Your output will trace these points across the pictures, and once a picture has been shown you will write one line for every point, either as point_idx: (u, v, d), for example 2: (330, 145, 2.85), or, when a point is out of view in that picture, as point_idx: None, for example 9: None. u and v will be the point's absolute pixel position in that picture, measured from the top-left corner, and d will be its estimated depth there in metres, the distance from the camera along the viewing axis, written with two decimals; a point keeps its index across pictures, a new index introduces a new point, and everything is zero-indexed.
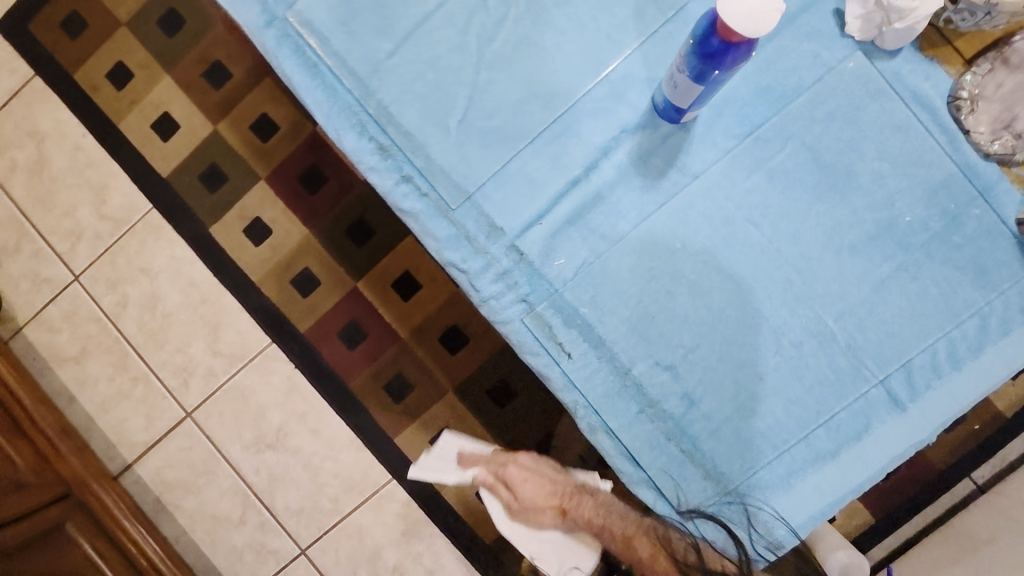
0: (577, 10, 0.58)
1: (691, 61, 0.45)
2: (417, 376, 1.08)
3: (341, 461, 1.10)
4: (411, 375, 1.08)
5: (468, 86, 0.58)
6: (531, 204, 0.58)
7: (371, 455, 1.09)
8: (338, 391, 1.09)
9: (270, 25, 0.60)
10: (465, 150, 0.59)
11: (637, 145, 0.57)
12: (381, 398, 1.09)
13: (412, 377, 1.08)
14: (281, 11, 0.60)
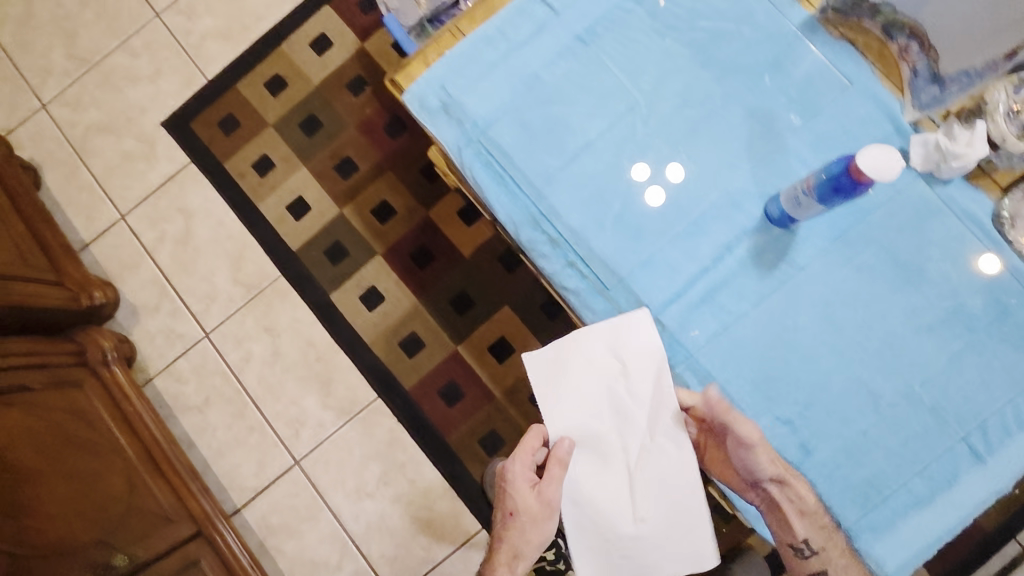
0: (703, 143, 0.77)
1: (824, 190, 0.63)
2: (511, 433, 1.20)
3: (438, 511, 1.19)
4: (505, 431, 1.20)
5: (621, 194, 0.76)
6: (672, 286, 0.74)
7: (466, 506, 1.18)
8: (439, 446, 1.20)
9: (468, 146, 0.79)
10: (619, 242, 0.75)
11: (754, 244, 0.74)
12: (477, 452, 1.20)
13: (504, 433, 1.20)
14: (476, 135, 0.79)
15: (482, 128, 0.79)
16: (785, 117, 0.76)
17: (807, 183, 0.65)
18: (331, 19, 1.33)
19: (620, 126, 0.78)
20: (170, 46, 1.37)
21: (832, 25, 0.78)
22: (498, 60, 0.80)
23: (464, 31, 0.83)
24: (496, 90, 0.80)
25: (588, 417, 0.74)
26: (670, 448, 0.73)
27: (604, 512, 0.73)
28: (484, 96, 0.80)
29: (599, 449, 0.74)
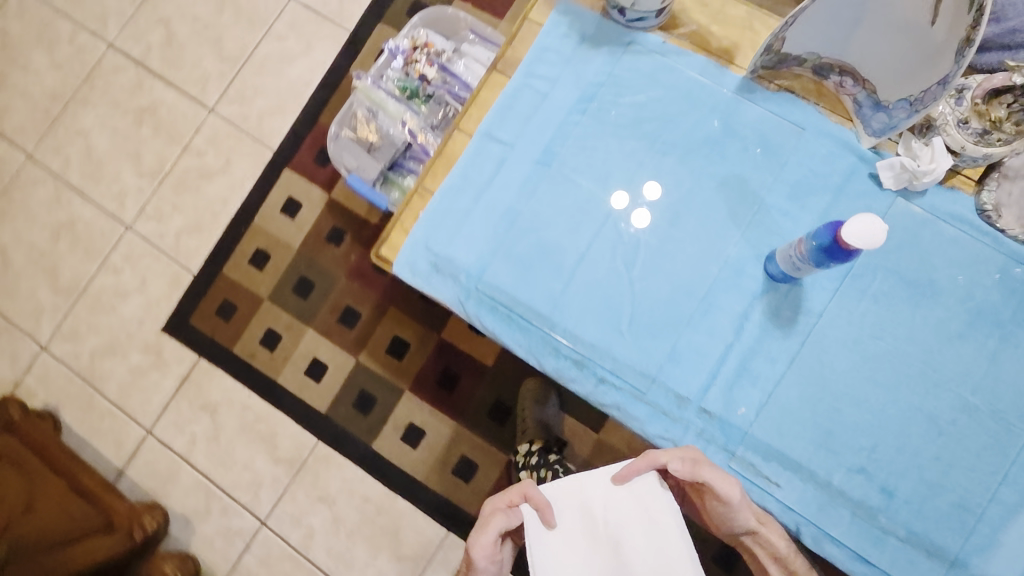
0: (689, 223, 0.80)
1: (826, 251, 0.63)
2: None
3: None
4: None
5: (627, 297, 0.78)
6: (704, 371, 0.76)
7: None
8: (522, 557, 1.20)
9: (469, 297, 0.81)
10: (640, 343, 0.77)
11: (768, 304, 0.76)
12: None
13: None
14: (473, 284, 0.81)
15: (477, 275, 0.81)
16: (755, 178, 0.80)
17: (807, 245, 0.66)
18: (293, 182, 1.38)
19: (605, 232, 0.80)
20: (148, 252, 1.40)
21: (766, 80, 0.81)
22: (470, 209, 0.83)
23: (430, 186, 0.85)
24: (477, 235, 0.82)
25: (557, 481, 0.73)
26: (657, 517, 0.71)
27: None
28: (468, 245, 0.82)
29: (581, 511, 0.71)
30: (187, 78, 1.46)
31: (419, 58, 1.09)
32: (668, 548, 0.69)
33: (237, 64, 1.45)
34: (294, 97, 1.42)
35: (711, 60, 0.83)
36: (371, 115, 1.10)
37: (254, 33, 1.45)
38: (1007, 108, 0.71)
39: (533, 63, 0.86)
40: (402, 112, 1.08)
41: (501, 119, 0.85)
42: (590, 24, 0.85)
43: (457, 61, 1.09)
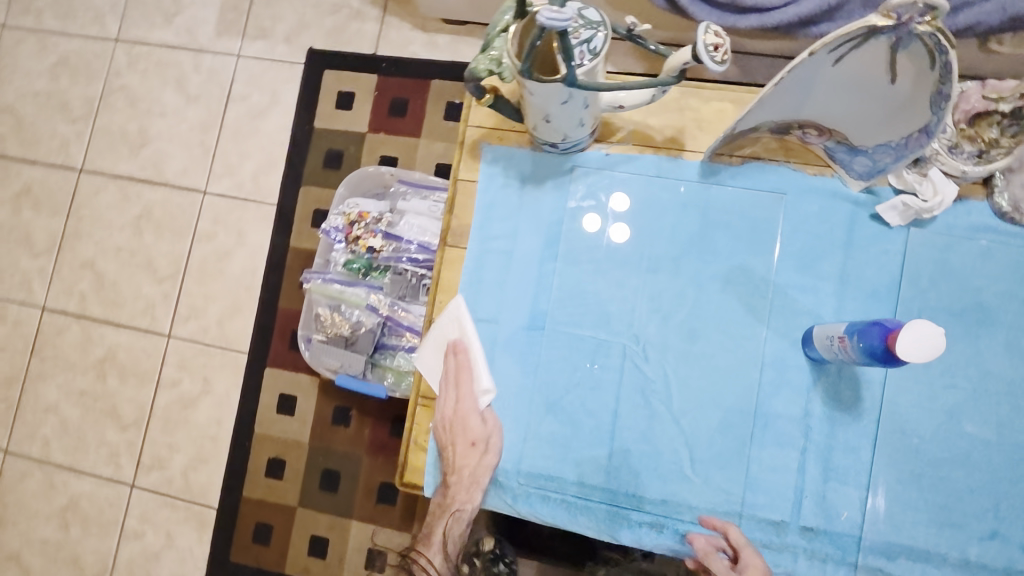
0: (710, 335, 0.73)
1: (874, 355, 0.57)
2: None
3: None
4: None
5: (680, 439, 0.72)
6: (789, 487, 0.69)
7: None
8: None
9: (515, 495, 0.74)
10: (713, 481, 0.71)
11: (824, 392, 0.70)
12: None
13: None
14: (515, 481, 0.75)
15: (516, 470, 0.75)
16: (759, 261, 0.73)
17: (854, 348, 0.60)
18: (278, 378, 1.30)
19: (628, 377, 0.74)
20: (162, 504, 1.32)
21: (726, 156, 0.75)
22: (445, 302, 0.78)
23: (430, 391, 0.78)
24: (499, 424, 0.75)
25: (466, 328, 0.76)
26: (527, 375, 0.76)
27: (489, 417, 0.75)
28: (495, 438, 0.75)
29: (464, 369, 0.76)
30: (133, 312, 1.39)
31: (360, 232, 1.03)
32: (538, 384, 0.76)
33: (177, 279, 1.39)
34: (246, 290, 1.35)
35: (662, 155, 0.77)
36: (334, 307, 1.02)
37: (182, 241, 1.40)
38: (994, 128, 0.70)
39: (483, 226, 0.79)
40: (364, 295, 1.01)
41: (474, 295, 0.78)
42: (525, 163, 0.80)
43: (399, 221, 1.02)
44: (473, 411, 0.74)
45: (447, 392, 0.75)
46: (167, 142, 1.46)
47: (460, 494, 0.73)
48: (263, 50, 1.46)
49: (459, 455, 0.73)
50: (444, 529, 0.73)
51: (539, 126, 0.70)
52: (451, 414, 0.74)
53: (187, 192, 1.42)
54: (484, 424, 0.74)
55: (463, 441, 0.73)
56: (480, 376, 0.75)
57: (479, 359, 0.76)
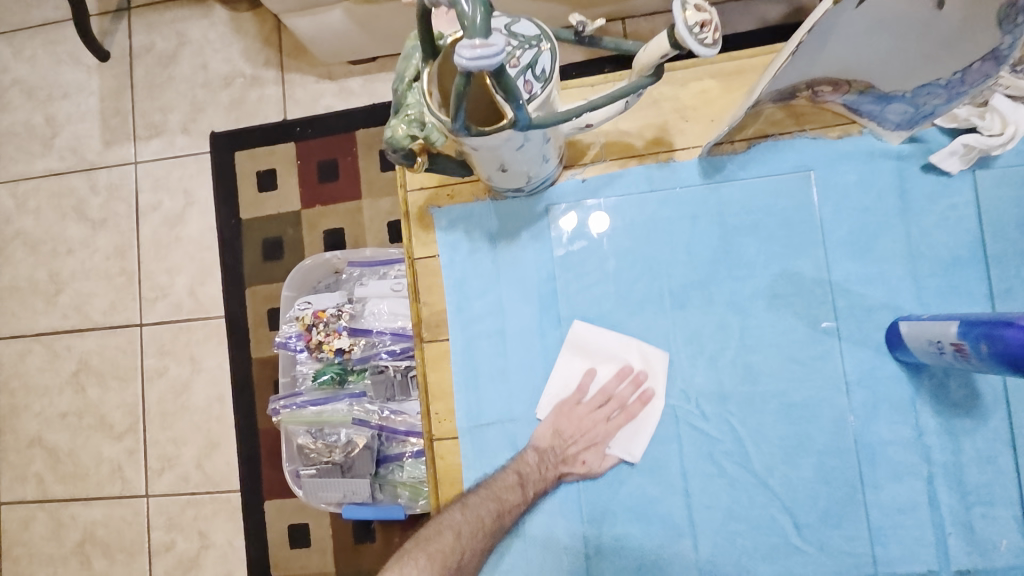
0: (771, 365, 0.59)
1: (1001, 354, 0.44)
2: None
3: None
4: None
5: (775, 502, 0.58)
6: (924, 527, 0.55)
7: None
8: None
9: None
10: (829, 544, 0.57)
11: (932, 398, 0.56)
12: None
13: None
14: None
15: None
16: (804, 259, 0.59)
17: (976, 362, 0.47)
18: (282, 508, 1.13)
19: (689, 444, 0.60)
20: None
21: (727, 144, 0.61)
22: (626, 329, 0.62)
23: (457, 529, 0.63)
24: (548, 542, 0.61)
25: (662, 376, 0.61)
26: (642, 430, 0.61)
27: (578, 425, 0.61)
28: (550, 557, 0.61)
29: (590, 375, 0.62)
30: (99, 481, 1.21)
31: (322, 336, 0.86)
32: (637, 434, 0.61)
33: (138, 429, 1.21)
34: (217, 420, 1.18)
35: (649, 163, 0.63)
36: (316, 432, 0.85)
37: (132, 385, 1.23)
38: None
39: (461, 307, 0.65)
40: (346, 409, 0.83)
41: (479, 395, 0.64)
42: (490, 220, 0.65)
43: (363, 311, 0.86)
44: (603, 441, 0.61)
45: (601, 402, 0.61)
46: (83, 280, 1.28)
47: (552, 480, 0.60)
48: (161, 148, 1.28)
49: (568, 454, 0.61)
50: (534, 490, 0.59)
51: (494, 177, 0.55)
52: (580, 428, 0.61)
53: (122, 329, 1.25)
54: (604, 465, 0.61)
55: (575, 452, 0.61)
56: (640, 433, 0.61)
57: (650, 420, 0.61)
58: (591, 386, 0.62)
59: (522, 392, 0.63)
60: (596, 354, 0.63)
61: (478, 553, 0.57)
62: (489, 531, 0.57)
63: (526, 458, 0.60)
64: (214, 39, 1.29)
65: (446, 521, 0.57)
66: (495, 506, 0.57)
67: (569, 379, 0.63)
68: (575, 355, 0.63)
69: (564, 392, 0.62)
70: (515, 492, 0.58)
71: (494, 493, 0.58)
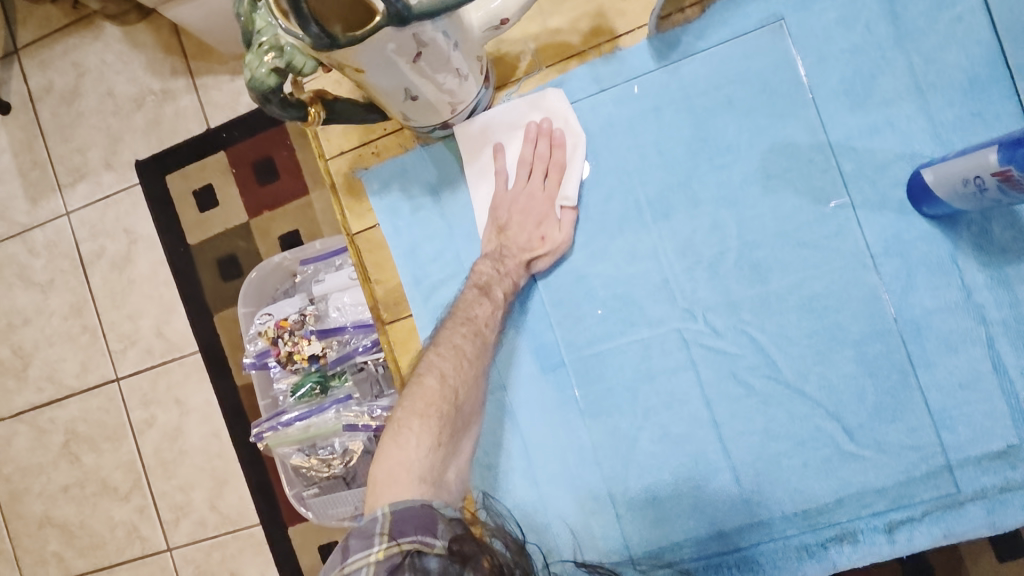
0: (781, 256, 0.50)
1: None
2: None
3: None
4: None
5: (816, 409, 0.50)
6: (994, 399, 0.47)
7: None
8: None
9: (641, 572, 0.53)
10: (887, 442, 0.49)
11: (977, 251, 0.47)
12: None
13: None
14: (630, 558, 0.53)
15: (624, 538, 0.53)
16: (795, 124, 0.50)
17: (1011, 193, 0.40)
18: (307, 531, 1.07)
19: (707, 367, 0.52)
20: None
21: (675, 14, 0.51)
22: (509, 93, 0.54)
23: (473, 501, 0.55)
24: (568, 491, 0.54)
25: (569, 111, 0.53)
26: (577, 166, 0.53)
27: (520, 209, 0.53)
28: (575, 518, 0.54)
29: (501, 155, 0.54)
30: (119, 545, 1.16)
31: (290, 346, 0.78)
32: (577, 175, 0.53)
33: (143, 486, 1.15)
34: (220, 457, 1.12)
35: (592, 59, 0.53)
36: (308, 449, 0.77)
37: (125, 443, 1.16)
38: None
39: (417, 274, 0.57)
40: (334, 418, 0.75)
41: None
42: (426, 169, 0.56)
43: (327, 310, 0.77)
44: (551, 206, 0.53)
45: (527, 173, 0.53)
46: (46, 348, 1.20)
47: (519, 273, 0.53)
48: (89, 191, 1.18)
49: (522, 243, 0.53)
50: (502, 289, 0.53)
51: (407, 110, 0.45)
52: (520, 210, 0.53)
53: (99, 388, 1.18)
54: (564, 231, 0.53)
55: (530, 236, 0.53)
56: (580, 175, 0.53)
57: (578, 157, 0.53)
58: (507, 164, 0.54)
59: (455, 213, 0.56)
60: (493, 133, 0.54)
61: (477, 383, 0.51)
62: (474, 356, 0.51)
63: (480, 271, 0.53)
64: (113, 61, 1.17)
65: (425, 368, 0.50)
66: (468, 327, 0.51)
67: (486, 172, 0.55)
68: (475, 148, 0.54)
69: (488, 185, 0.55)
70: (483, 305, 0.52)
71: (461, 317, 0.51)
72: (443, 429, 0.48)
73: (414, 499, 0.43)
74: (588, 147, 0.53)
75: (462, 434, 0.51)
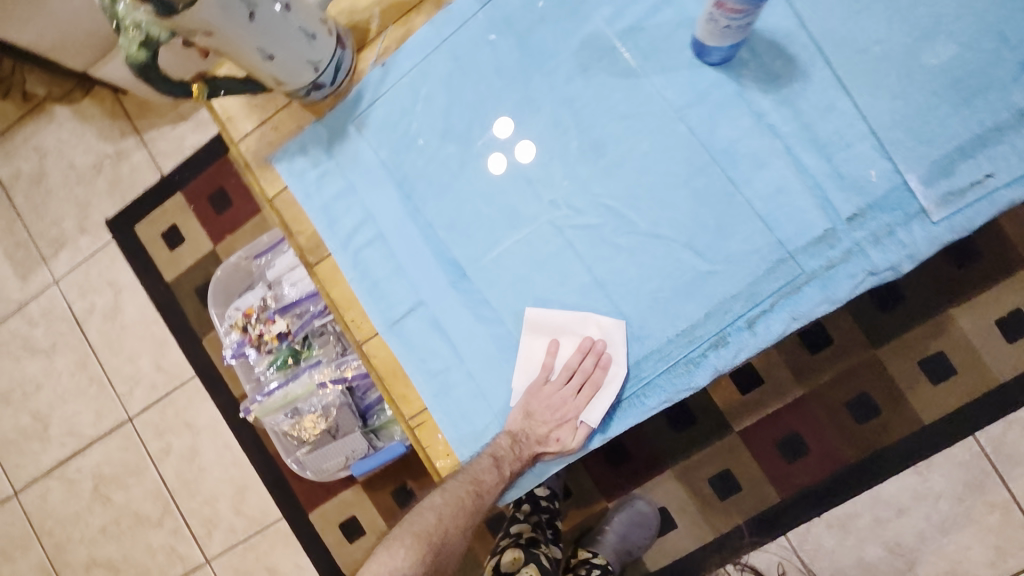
0: (610, 126, 0.60)
1: None
2: (885, 383, 0.95)
3: (976, 473, 0.93)
4: (880, 390, 0.95)
5: (672, 241, 0.59)
6: (804, 194, 0.57)
7: (971, 436, 0.93)
8: (877, 469, 0.95)
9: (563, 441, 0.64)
10: (733, 255, 0.58)
11: (756, 82, 0.57)
12: (900, 421, 0.94)
13: (876, 398, 0.95)
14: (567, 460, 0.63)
15: None
16: (595, 20, 0.60)
17: (742, 18, 0.49)
18: (325, 511, 1.16)
19: (576, 236, 0.61)
20: None
21: None
22: (580, 308, 0.61)
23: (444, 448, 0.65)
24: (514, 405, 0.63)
25: (623, 343, 0.60)
26: (608, 394, 0.60)
27: (546, 412, 0.61)
28: None
29: (549, 356, 0.62)
30: (162, 568, 1.26)
31: (259, 329, 0.89)
32: (603, 399, 0.61)
33: (172, 507, 1.25)
34: (234, 465, 1.22)
35: (426, 10, 0.64)
36: (293, 412, 0.87)
37: (148, 473, 1.26)
38: None
39: (332, 225, 0.66)
40: (308, 378, 0.85)
41: (415, 342, 0.65)
42: (319, 134, 0.66)
43: (283, 289, 0.88)
44: (573, 416, 0.61)
45: (568, 378, 0.61)
46: (62, 405, 1.31)
47: (527, 459, 0.62)
48: (71, 257, 1.30)
49: (538, 436, 0.62)
50: (510, 468, 0.62)
51: (274, 72, 0.55)
52: (548, 413, 0.61)
53: (116, 430, 1.28)
54: (576, 440, 0.61)
55: (547, 432, 0.62)
56: (610, 403, 0.60)
57: (613, 385, 0.60)
58: (555, 363, 0.62)
59: (486, 379, 0.63)
60: (555, 331, 0.62)
61: (466, 529, 0.63)
62: (471, 510, 0.61)
63: (497, 442, 0.62)
64: (68, 137, 1.30)
65: (426, 505, 0.64)
66: (472, 488, 0.61)
67: (531, 361, 0.63)
68: (535, 335, 0.62)
69: (531, 374, 0.62)
70: (492, 472, 0.61)
71: (471, 476, 0.61)
72: (428, 553, 0.62)
73: None
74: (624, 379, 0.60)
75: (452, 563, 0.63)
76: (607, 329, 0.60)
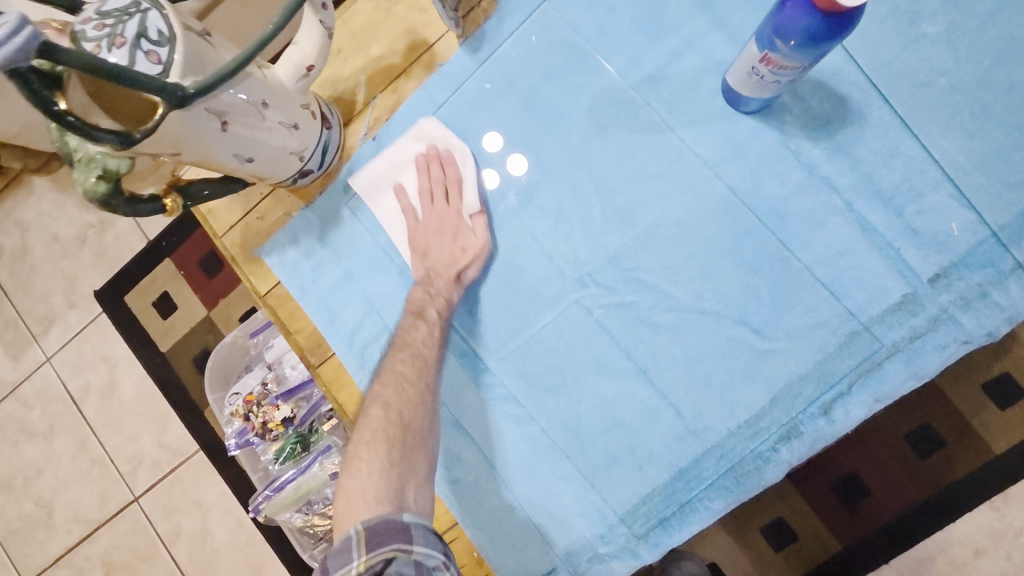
0: (639, 190, 0.53)
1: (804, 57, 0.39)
2: (948, 415, 0.77)
3: None
4: (942, 420, 0.77)
5: (723, 317, 0.51)
6: (874, 257, 0.49)
7: None
8: (950, 506, 0.77)
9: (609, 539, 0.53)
10: (798, 334, 0.50)
11: (805, 129, 0.50)
12: (969, 453, 0.76)
13: (940, 428, 0.77)
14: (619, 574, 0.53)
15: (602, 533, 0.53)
16: (609, 71, 0.53)
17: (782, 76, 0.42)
18: None
19: (611, 321, 0.53)
20: None
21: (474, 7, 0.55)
22: (405, 134, 0.56)
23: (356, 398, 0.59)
24: (553, 511, 0.54)
25: (448, 131, 0.55)
26: (470, 172, 0.55)
27: (432, 234, 0.55)
28: (567, 537, 0.54)
29: (399, 182, 0.56)
30: None
31: (261, 418, 0.79)
32: (471, 178, 0.55)
33: None
34: (250, 543, 1.14)
35: (417, 72, 0.57)
36: (306, 507, 0.80)
37: (160, 557, 1.19)
38: None
39: (332, 316, 0.59)
40: (320, 471, 0.77)
41: None
42: (311, 221, 0.59)
43: (284, 371, 0.82)
44: (459, 217, 0.55)
45: (429, 198, 0.55)
46: (65, 490, 1.25)
47: (451, 289, 0.55)
48: (62, 333, 1.24)
49: (445, 259, 0.55)
50: (436, 309, 0.54)
51: (256, 171, 0.48)
52: (428, 226, 0.55)
53: (123, 513, 1.21)
54: (480, 235, 0.55)
55: (450, 250, 0.55)
56: (476, 182, 0.55)
57: (470, 168, 0.55)
58: (411, 200, 0.56)
59: (374, 257, 0.58)
60: (391, 176, 0.57)
61: (426, 403, 0.51)
62: (416, 378, 0.52)
63: (415, 297, 0.55)
64: (48, 210, 1.24)
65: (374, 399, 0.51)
66: (404, 351, 0.52)
67: (393, 214, 0.57)
68: (380, 195, 0.57)
69: (401, 223, 0.57)
70: (421, 326, 0.54)
71: (400, 344, 0.53)
72: (394, 450, 0.48)
73: (380, 514, 0.44)
74: (477, 158, 0.55)
75: (431, 457, 0.50)
76: (428, 134, 0.55)
